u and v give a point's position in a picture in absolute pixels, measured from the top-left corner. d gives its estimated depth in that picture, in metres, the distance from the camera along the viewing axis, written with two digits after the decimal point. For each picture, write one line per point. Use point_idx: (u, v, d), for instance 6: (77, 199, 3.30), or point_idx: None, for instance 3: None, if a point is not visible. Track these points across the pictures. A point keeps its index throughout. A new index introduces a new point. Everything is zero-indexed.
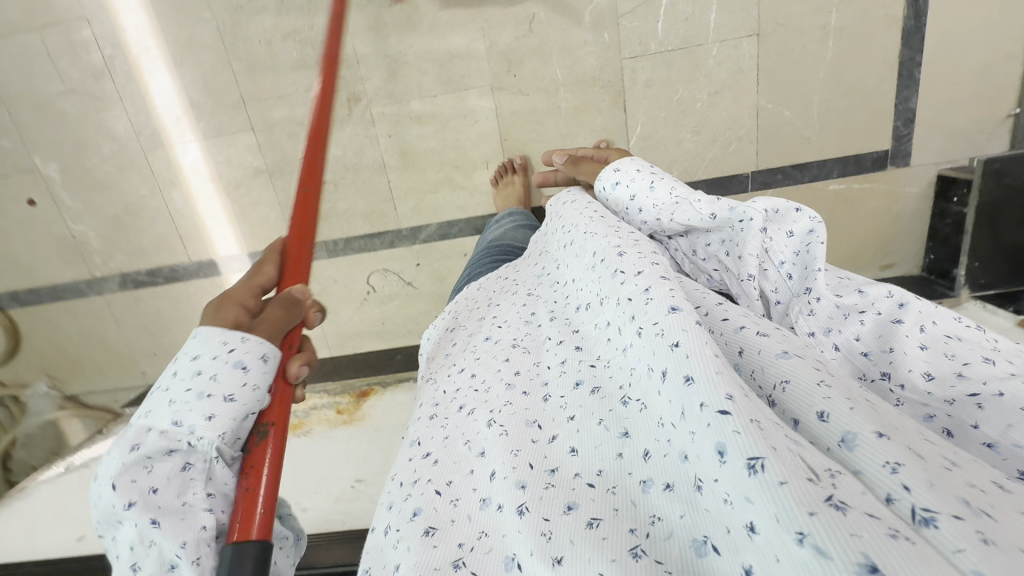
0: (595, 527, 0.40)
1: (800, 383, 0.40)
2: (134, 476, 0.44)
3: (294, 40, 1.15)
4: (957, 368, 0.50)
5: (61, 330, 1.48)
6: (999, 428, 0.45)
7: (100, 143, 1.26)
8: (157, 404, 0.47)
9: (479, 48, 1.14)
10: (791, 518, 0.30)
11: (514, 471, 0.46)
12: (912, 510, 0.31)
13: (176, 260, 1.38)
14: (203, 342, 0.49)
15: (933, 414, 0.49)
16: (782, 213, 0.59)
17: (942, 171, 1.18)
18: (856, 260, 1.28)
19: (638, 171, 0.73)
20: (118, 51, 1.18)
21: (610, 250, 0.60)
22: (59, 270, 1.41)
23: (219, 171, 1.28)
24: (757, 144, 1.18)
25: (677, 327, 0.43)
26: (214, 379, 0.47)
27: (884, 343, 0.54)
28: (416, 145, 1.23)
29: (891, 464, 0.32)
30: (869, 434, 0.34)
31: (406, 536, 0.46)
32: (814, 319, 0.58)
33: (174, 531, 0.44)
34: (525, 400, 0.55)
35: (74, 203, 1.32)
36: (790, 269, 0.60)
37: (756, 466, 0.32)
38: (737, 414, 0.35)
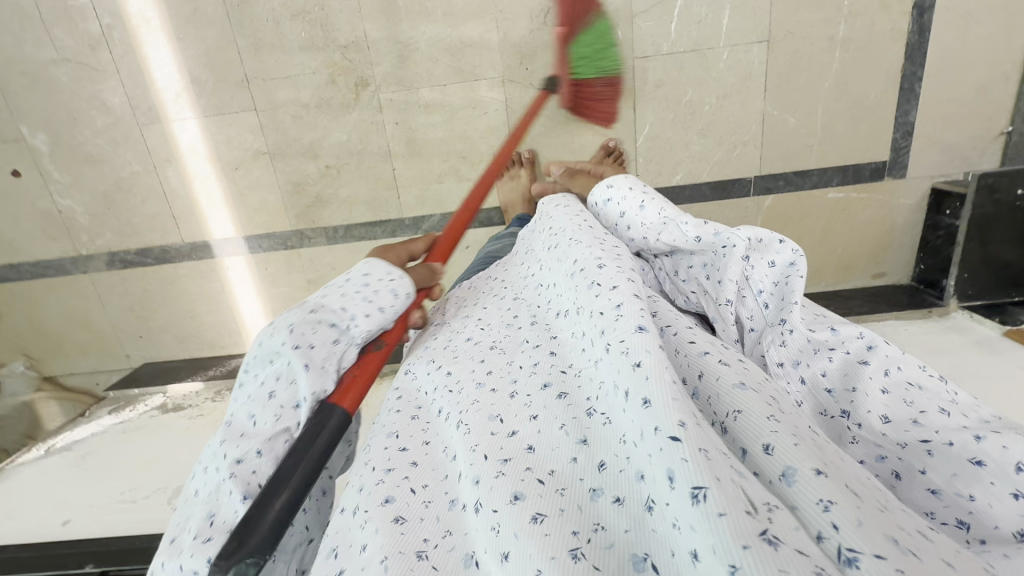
0: (539, 523, 0.37)
1: (752, 415, 0.38)
2: (305, 329, 0.53)
3: (303, 20, 1.13)
4: (914, 415, 0.47)
5: (41, 308, 1.42)
6: (944, 476, 0.42)
7: (93, 116, 1.22)
8: (333, 292, 0.59)
9: (492, 39, 1.13)
10: (726, 550, 0.29)
11: (474, 466, 0.44)
12: (838, 549, 0.30)
13: (168, 240, 1.34)
14: (374, 265, 0.62)
15: (885, 456, 0.46)
16: (765, 243, 0.55)
17: (936, 184, 1.21)
18: (849, 268, 1.32)
19: (630, 188, 0.70)
20: (118, 21, 1.14)
21: (590, 260, 0.57)
22: (41, 246, 1.35)
23: (217, 151, 1.24)
24: (762, 150, 1.20)
25: (642, 347, 0.42)
26: (377, 291, 0.59)
27: (848, 382, 0.50)
28: (423, 135, 1.22)
29: (824, 501, 0.31)
30: (808, 471, 0.33)
31: (373, 518, 0.44)
32: (784, 351, 0.53)
33: (314, 380, 0.52)
34: (492, 397, 0.52)
35: (61, 176, 1.27)
36: (768, 299, 0.56)
37: (699, 495, 0.31)
38: (687, 441, 0.34)
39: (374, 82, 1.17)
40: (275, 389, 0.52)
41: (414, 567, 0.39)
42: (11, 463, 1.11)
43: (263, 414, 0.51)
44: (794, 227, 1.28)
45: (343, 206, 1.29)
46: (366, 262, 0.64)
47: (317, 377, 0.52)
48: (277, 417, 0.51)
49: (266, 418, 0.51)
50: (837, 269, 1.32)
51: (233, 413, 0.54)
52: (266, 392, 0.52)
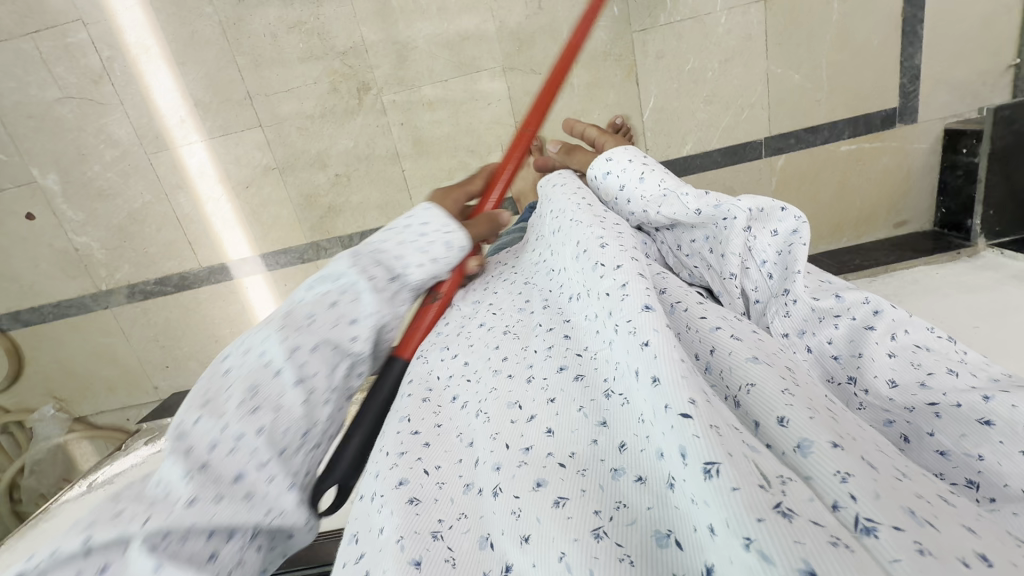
0: (561, 507, 0.35)
1: (765, 388, 0.36)
2: (369, 262, 0.53)
3: (300, 32, 1.14)
4: (921, 377, 0.44)
5: (66, 348, 1.42)
6: (954, 437, 0.40)
7: (101, 150, 1.23)
8: (387, 233, 0.57)
9: (489, 29, 1.14)
10: (740, 522, 0.27)
11: (493, 453, 0.43)
12: (854, 518, 0.27)
13: (185, 267, 1.34)
14: (435, 211, 0.59)
15: (892, 420, 0.43)
16: (767, 213, 0.54)
17: (948, 125, 1.21)
18: (869, 220, 1.31)
19: (630, 160, 0.69)
20: (117, 53, 1.15)
21: (594, 240, 0.55)
22: (62, 285, 1.35)
23: (227, 172, 1.25)
24: (769, 110, 1.19)
25: (649, 326, 0.40)
26: (433, 240, 0.57)
27: (855, 348, 0.48)
28: (429, 133, 1.22)
29: (842, 473, 0.29)
30: (825, 444, 0.31)
31: (388, 502, 0.43)
32: (789, 321, 0.52)
33: (375, 306, 0.52)
34: (508, 383, 0.51)
35: (75, 214, 1.28)
36: (772, 269, 0.54)
37: (711, 471, 0.29)
38: (698, 418, 0.32)
39: (376, 85, 1.18)
40: (341, 297, 0.51)
41: (430, 547, 0.38)
42: (55, 501, 1.11)
43: (316, 320, 0.49)
44: (811, 184, 1.27)
45: (355, 213, 1.29)
46: (420, 206, 0.60)
47: (380, 302, 0.52)
48: (340, 325, 0.50)
49: (321, 321, 0.49)
50: (858, 222, 1.31)
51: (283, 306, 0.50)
52: (331, 299, 0.51)
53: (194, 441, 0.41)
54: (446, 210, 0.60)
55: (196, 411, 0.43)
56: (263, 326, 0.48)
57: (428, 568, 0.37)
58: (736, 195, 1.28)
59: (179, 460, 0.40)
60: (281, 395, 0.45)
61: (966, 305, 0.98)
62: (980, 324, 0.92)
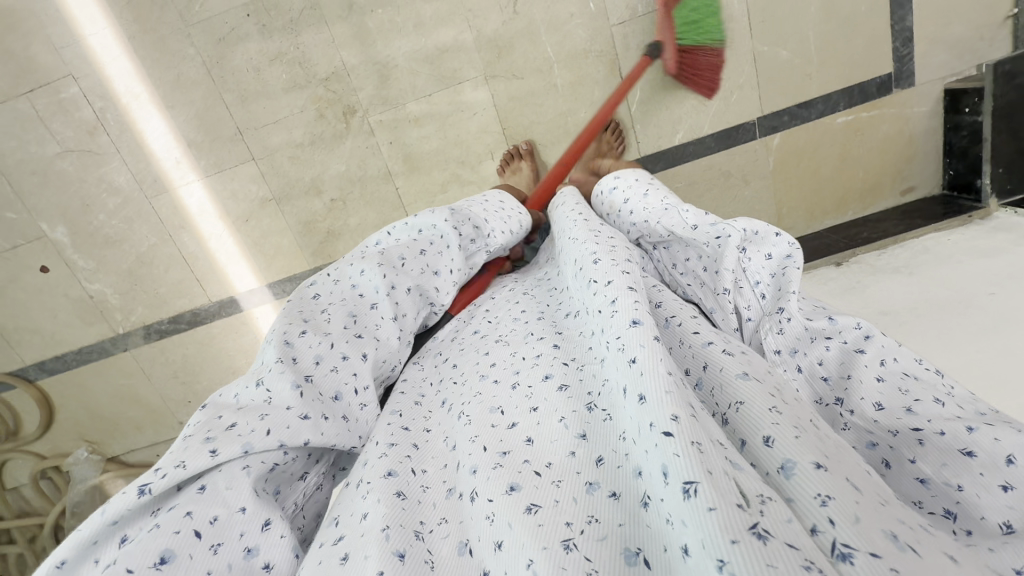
0: (533, 514, 0.37)
1: (752, 407, 0.38)
2: (463, 222, 0.73)
3: (282, 63, 1.15)
4: (907, 403, 0.43)
5: (90, 392, 1.46)
6: (934, 465, 0.40)
7: (104, 198, 1.26)
8: (473, 203, 0.79)
9: (467, 39, 1.14)
10: (716, 545, 0.28)
11: (473, 455, 0.44)
12: (832, 544, 0.29)
13: (196, 303, 1.37)
14: (506, 197, 0.84)
15: (875, 443, 0.43)
16: (761, 236, 0.55)
17: (948, 85, 1.17)
18: (875, 189, 1.27)
19: (637, 181, 0.74)
20: (109, 103, 1.18)
21: (586, 257, 0.56)
22: (81, 332, 1.39)
23: (226, 207, 1.27)
24: (759, 89, 1.17)
25: (636, 341, 0.41)
26: (508, 217, 0.80)
27: (844, 371, 0.47)
28: (418, 148, 1.22)
29: (822, 496, 0.31)
30: (807, 464, 0.33)
31: (375, 489, 0.44)
32: (782, 338, 0.51)
33: (459, 262, 0.71)
34: (492, 389, 0.51)
35: (86, 263, 1.32)
36: (765, 290, 0.55)
37: (690, 490, 0.31)
38: (680, 436, 0.33)
39: (361, 108, 1.19)
40: (427, 250, 0.69)
41: (412, 545, 0.39)
42: None
43: (411, 261, 0.67)
44: (811, 159, 1.24)
45: (354, 235, 1.30)
46: (495, 192, 0.85)
47: (461, 258, 0.72)
48: (424, 276, 0.68)
49: (414, 264, 0.67)
50: (863, 193, 1.28)
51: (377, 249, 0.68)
52: (420, 249, 0.69)
53: (301, 351, 0.54)
54: (511, 198, 0.85)
55: (304, 330, 0.56)
56: (369, 262, 0.64)
57: (410, 562, 0.38)
58: (734, 179, 1.25)
59: (286, 376, 0.50)
60: (376, 324, 0.62)
61: (982, 270, 0.92)
62: (997, 290, 0.86)
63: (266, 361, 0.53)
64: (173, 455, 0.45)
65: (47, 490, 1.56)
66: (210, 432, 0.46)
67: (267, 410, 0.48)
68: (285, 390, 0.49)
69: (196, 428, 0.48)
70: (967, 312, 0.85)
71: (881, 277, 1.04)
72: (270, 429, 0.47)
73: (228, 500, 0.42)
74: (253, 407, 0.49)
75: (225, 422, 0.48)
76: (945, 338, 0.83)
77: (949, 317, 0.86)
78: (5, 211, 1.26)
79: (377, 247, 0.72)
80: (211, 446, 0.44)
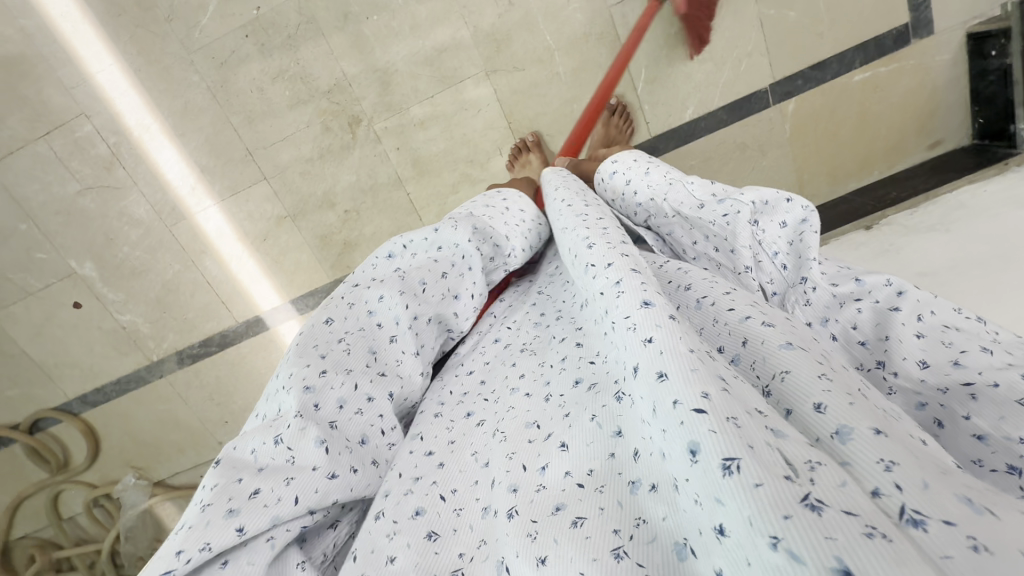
0: (579, 527, 0.36)
1: (800, 373, 0.37)
2: (485, 238, 0.72)
3: (284, 80, 1.16)
4: (954, 357, 0.45)
5: (132, 420, 1.50)
6: (992, 419, 0.40)
7: (126, 231, 1.29)
8: (474, 208, 0.79)
9: (464, 37, 1.13)
10: (765, 521, 0.27)
11: (510, 474, 0.44)
12: (900, 508, 0.27)
13: (224, 325, 1.39)
14: (512, 197, 0.83)
15: (925, 403, 0.44)
16: (772, 205, 0.57)
17: (971, 29, 1.11)
18: (899, 146, 1.22)
19: (636, 160, 0.74)
20: (122, 137, 1.20)
21: (579, 242, 0.56)
22: (118, 363, 1.44)
23: (243, 228, 1.29)
24: (769, 54, 1.14)
25: (650, 322, 0.40)
26: (518, 217, 0.80)
27: (880, 332, 0.49)
28: (426, 151, 1.21)
29: (886, 461, 0.29)
30: (865, 430, 0.31)
31: (405, 530, 0.44)
32: (811, 309, 0.54)
33: (478, 284, 0.70)
34: (525, 403, 0.51)
35: (115, 295, 1.35)
36: (785, 259, 0.57)
37: (731, 467, 0.29)
38: (714, 413, 0.32)
39: (365, 116, 1.19)
40: (449, 271, 0.68)
41: None
42: None
43: (432, 286, 0.65)
44: (828, 122, 1.20)
45: (371, 245, 1.29)
46: (496, 192, 0.84)
47: (477, 278, 0.70)
48: (445, 301, 0.66)
49: (435, 290, 0.65)
50: (887, 150, 1.23)
51: (398, 273, 0.67)
52: (441, 271, 0.67)
53: (325, 398, 0.53)
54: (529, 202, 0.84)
55: (324, 371, 0.55)
56: (387, 289, 0.63)
57: None
58: (750, 150, 1.22)
59: (313, 433, 0.49)
60: (397, 359, 0.61)
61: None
62: None
63: (286, 412, 0.51)
64: (192, 534, 0.43)
65: (99, 518, 1.60)
66: (232, 503, 0.45)
67: (292, 472, 0.47)
68: (309, 449, 0.48)
69: (215, 494, 0.46)
70: (1013, 265, 0.81)
71: (914, 237, 0.99)
72: (297, 497, 0.45)
73: None
74: (275, 468, 0.48)
75: (248, 488, 0.46)
76: (991, 296, 0.79)
77: (994, 273, 0.81)
78: (35, 252, 1.30)
79: (393, 264, 0.71)
80: (238, 522, 0.43)
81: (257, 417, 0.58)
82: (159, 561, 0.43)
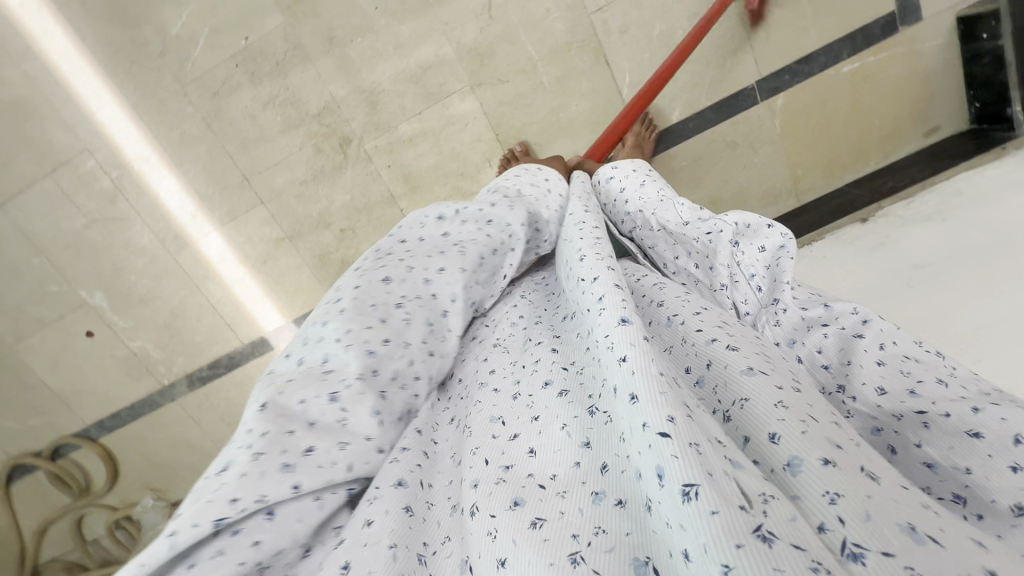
0: (537, 528, 0.36)
1: (758, 403, 0.38)
2: (541, 217, 0.71)
3: (275, 106, 1.19)
4: (911, 386, 0.45)
5: (148, 442, 1.54)
6: (942, 449, 0.41)
7: (132, 260, 1.32)
8: (525, 180, 0.77)
9: (448, 52, 1.14)
10: (718, 550, 0.28)
11: (473, 469, 0.43)
12: (842, 543, 0.29)
13: (230, 348, 1.42)
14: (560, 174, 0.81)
15: (880, 428, 0.46)
16: (754, 229, 0.59)
17: (960, 13, 1.09)
18: (895, 135, 1.20)
19: (633, 170, 0.76)
20: (123, 170, 1.24)
21: (574, 253, 0.56)
22: (132, 388, 1.47)
23: (244, 252, 1.32)
24: (753, 51, 1.13)
25: (625, 341, 0.41)
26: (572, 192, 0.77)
27: (844, 357, 0.50)
28: (417, 167, 1.23)
29: (830, 494, 0.31)
30: (814, 462, 0.32)
31: (385, 496, 0.45)
32: (779, 330, 0.56)
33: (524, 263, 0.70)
34: (494, 398, 0.51)
35: (125, 322, 1.39)
36: (761, 282, 0.59)
37: (690, 493, 0.31)
38: (677, 438, 0.33)
39: (356, 136, 1.21)
40: (501, 247, 0.66)
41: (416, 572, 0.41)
42: None
43: (489, 262, 0.65)
44: (819, 116, 1.18)
45: None
46: (534, 165, 0.83)
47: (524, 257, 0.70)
48: (492, 282, 0.66)
49: (488, 268, 0.65)
50: (882, 140, 1.20)
51: (452, 240, 0.65)
52: (495, 246, 0.65)
53: (386, 368, 0.52)
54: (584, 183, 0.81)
55: (385, 340, 0.53)
56: (449, 262, 0.62)
57: None
58: (740, 147, 1.21)
59: (374, 402, 0.49)
60: (444, 335, 0.59)
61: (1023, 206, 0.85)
62: None
63: (346, 370, 0.50)
64: (245, 481, 0.41)
65: (122, 538, 1.64)
66: (286, 457, 0.43)
67: (344, 437, 0.47)
68: (365, 417, 0.48)
69: (266, 443, 0.43)
70: (1011, 253, 0.79)
71: (910, 228, 0.97)
72: (350, 465, 0.46)
73: (297, 536, 0.42)
74: (327, 426, 0.47)
75: (301, 443, 0.45)
76: (987, 287, 0.77)
77: (992, 263, 0.79)
78: (47, 284, 1.34)
79: (443, 221, 0.68)
80: (295, 480, 0.42)
81: (284, 356, 0.55)
82: (202, 508, 0.39)
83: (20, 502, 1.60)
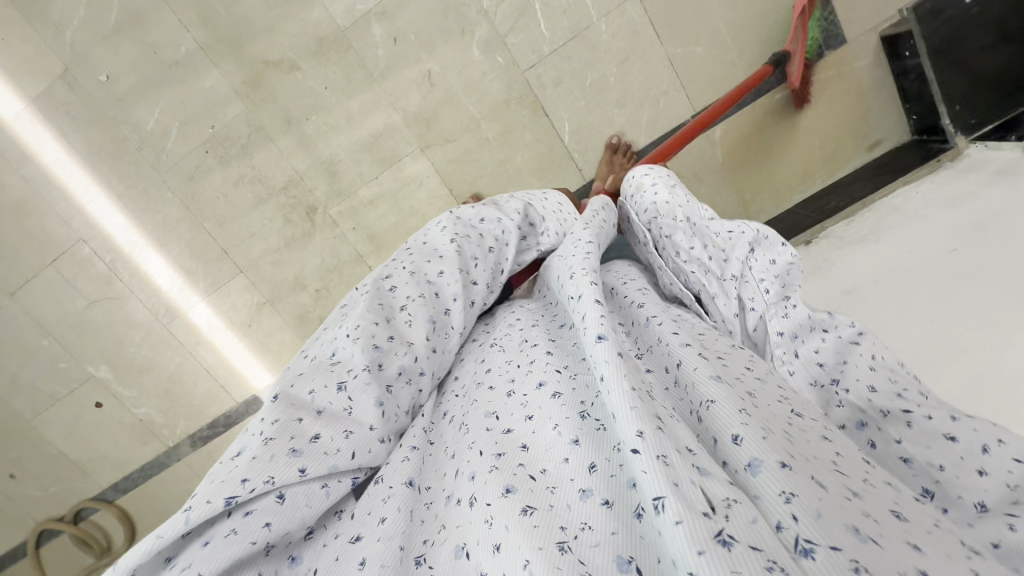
0: (528, 515, 0.39)
1: (724, 405, 0.40)
2: (530, 221, 0.79)
3: (244, 184, 1.28)
4: (897, 390, 0.55)
5: (159, 501, 1.62)
6: (919, 447, 0.50)
7: (131, 334, 1.43)
8: (519, 195, 0.83)
9: (396, 120, 1.22)
10: (684, 558, 0.31)
11: (472, 463, 0.47)
12: (795, 539, 0.31)
13: (226, 407, 1.50)
14: (557, 197, 0.87)
15: (865, 423, 0.55)
16: (771, 242, 0.68)
17: (883, 33, 1.12)
18: (839, 153, 1.23)
19: (662, 172, 0.83)
20: (115, 254, 1.35)
21: (565, 272, 0.60)
22: (140, 451, 1.56)
23: (230, 317, 1.41)
24: (684, 89, 1.18)
25: (602, 358, 0.45)
26: (559, 203, 0.85)
27: (840, 357, 0.60)
28: (379, 227, 1.31)
29: (786, 493, 0.33)
30: (773, 463, 0.35)
31: (396, 495, 0.49)
32: (785, 322, 0.63)
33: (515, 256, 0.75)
34: (489, 394, 0.54)
35: (130, 392, 1.49)
36: (770, 286, 0.66)
37: (659, 505, 0.33)
38: (646, 452, 0.36)
39: (320, 204, 1.29)
40: (494, 245, 0.73)
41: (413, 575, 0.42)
42: None
43: (482, 260, 0.71)
44: (758, 141, 1.22)
45: None
46: (544, 192, 0.89)
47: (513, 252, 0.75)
48: (490, 278, 0.71)
49: (481, 267, 0.70)
50: (826, 160, 1.23)
51: (446, 238, 0.70)
52: (488, 246, 0.72)
53: (393, 362, 0.57)
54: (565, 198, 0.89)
55: (390, 336, 0.58)
56: (447, 265, 0.66)
57: None
58: (687, 180, 1.24)
59: (374, 391, 0.53)
60: (447, 332, 0.64)
61: (947, 225, 0.85)
62: (959, 245, 0.80)
63: (352, 361, 0.55)
64: (256, 464, 0.46)
65: None
66: (294, 443, 0.49)
67: (351, 425, 0.52)
68: (368, 406, 0.53)
69: (276, 430, 0.49)
70: (929, 275, 0.80)
71: (848, 251, 0.99)
72: (353, 453, 0.50)
73: (304, 518, 0.47)
74: (333, 414, 0.52)
75: (309, 431, 0.50)
76: (906, 307, 0.79)
77: (911, 286, 0.81)
78: (56, 362, 1.45)
79: (436, 224, 0.74)
80: (301, 464, 0.47)
81: (303, 355, 0.62)
82: (217, 487, 0.45)
83: (52, 566, 1.66)
